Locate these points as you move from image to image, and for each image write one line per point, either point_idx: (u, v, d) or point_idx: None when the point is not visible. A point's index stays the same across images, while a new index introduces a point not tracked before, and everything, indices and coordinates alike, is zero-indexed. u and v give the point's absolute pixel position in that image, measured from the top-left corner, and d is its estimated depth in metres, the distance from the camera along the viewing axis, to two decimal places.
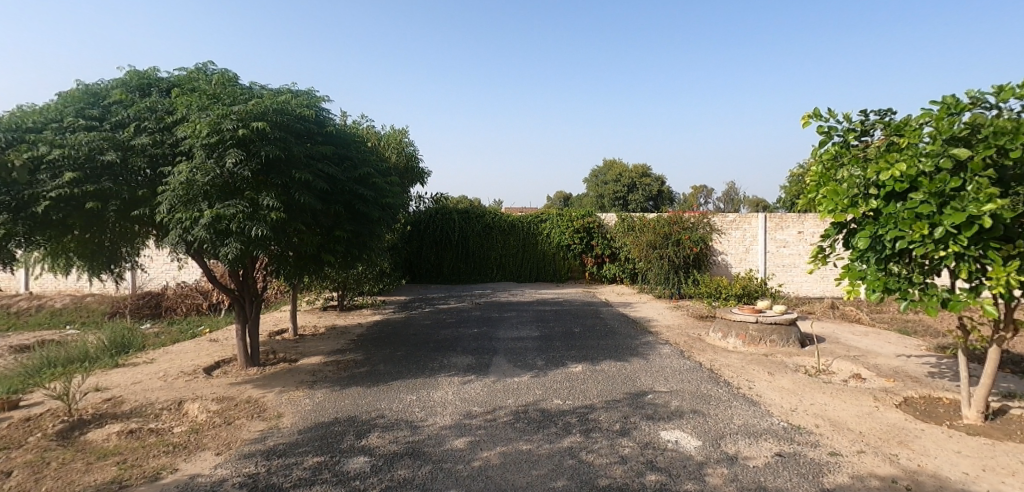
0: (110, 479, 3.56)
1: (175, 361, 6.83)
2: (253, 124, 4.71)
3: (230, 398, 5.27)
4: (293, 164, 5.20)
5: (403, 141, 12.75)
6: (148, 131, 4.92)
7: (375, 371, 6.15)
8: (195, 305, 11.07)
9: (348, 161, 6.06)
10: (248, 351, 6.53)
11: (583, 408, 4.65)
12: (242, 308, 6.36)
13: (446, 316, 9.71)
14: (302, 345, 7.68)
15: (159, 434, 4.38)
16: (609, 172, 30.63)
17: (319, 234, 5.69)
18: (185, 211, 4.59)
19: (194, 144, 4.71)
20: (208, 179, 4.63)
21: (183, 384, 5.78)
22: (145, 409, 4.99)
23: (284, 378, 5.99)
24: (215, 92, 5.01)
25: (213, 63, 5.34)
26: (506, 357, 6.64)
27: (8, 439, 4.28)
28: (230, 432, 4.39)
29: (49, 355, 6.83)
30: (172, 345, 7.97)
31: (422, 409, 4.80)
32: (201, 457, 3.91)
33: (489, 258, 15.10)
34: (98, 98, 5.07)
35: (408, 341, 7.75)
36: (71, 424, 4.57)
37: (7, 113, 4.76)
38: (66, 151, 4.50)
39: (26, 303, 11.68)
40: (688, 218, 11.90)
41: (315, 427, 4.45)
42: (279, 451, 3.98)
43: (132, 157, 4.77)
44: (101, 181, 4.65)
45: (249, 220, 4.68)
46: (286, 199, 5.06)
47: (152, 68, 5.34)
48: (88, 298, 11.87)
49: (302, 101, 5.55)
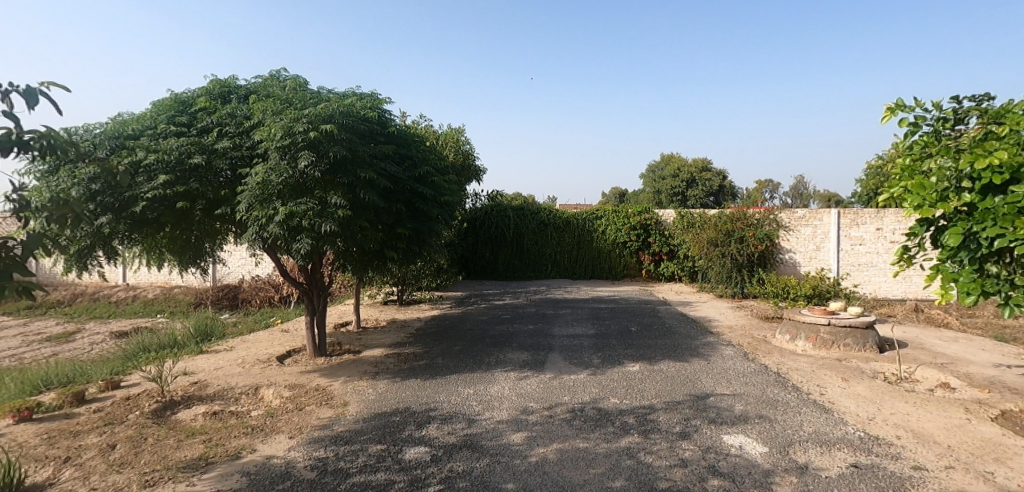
0: (198, 455, 3.87)
1: (251, 350, 7.29)
2: (322, 127, 4.96)
3: (301, 385, 5.57)
4: (358, 164, 5.41)
5: (460, 140, 12.98)
6: (229, 135, 5.30)
7: (434, 364, 6.32)
8: (267, 297, 11.73)
9: (408, 160, 6.23)
10: (316, 342, 6.87)
11: (643, 409, 4.57)
12: (310, 300, 6.71)
13: (501, 312, 9.81)
14: (365, 337, 8.00)
15: (239, 416, 4.71)
16: (668, 167, 29.83)
17: (382, 231, 5.87)
18: (261, 209, 4.90)
19: (269, 147, 5.02)
20: (282, 180, 4.92)
21: (259, 371, 6.18)
22: (226, 393, 5.36)
23: (349, 368, 6.25)
24: (288, 98, 5.33)
25: (285, 69, 5.69)
26: (562, 354, 6.64)
27: (112, 415, 4.75)
28: (301, 417, 4.65)
29: (143, 342, 7.46)
30: (248, 334, 8.53)
31: (479, 402, 4.89)
32: (276, 439, 4.17)
33: (544, 255, 15.12)
34: (186, 106, 5.51)
35: (465, 336, 7.91)
36: (164, 404, 5.00)
37: (111, 122, 5.24)
38: (160, 155, 4.91)
39: (123, 294, 12.87)
40: (753, 214, 11.40)
41: (378, 416, 4.63)
42: (346, 438, 4.18)
43: (216, 159, 5.15)
44: (189, 182, 5.03)
45: (318, 217, 4.92)
46: (351, 197, 5.29)
47: (231, 76, 5.75)
48: (175, 289, 12.90)
49: (366, 103, 5.79)
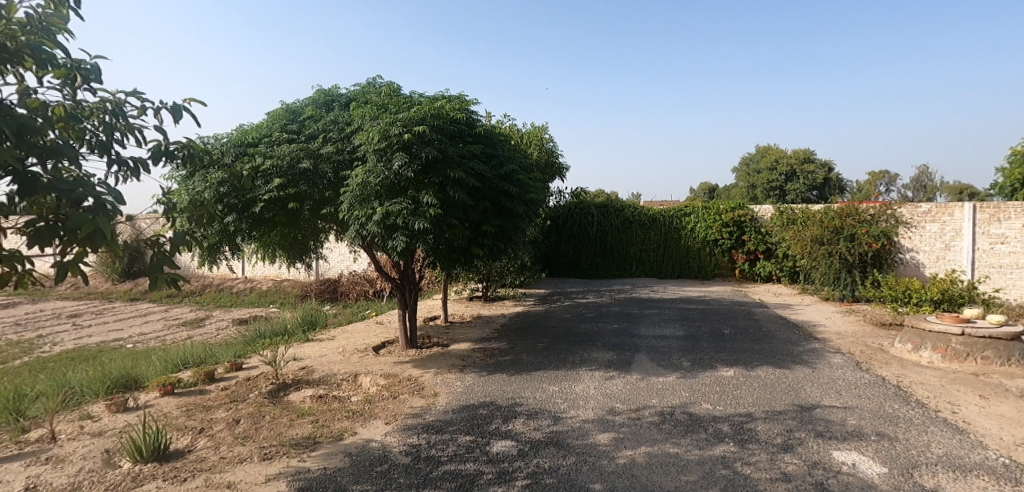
0: (307, 434, 4.22)
1: (350, 340, 7.80)
2: (415, 129, 5.20)
3: (395, 375, 5.88)
4: (448, 164, 5.60)
5: (543, 138, 13.03)
6: (332, 141, 5.71)
7: (519, 360, 6.39)
8: (364, 291, 12.49)
9: (494, 159, 6.34)
10: (408, 334, 7.21)
11: (739, 417, 4.33)
12: (403, 294, 7.06)
13: (586, 311, 9.71)
14: (453, 332, 8.27)
15: (341, 400, 5.07)
16: (764, 160, 27.97)
17: (469, 229, 6.03)
18: (360, 209, 5.22)
19: (368, 150, 5.33)
20: (379, 181, 5.21)
21: (358, 360, 6.60)
22: (329, 378, 5.79)
23: (438, 361, 6.50)
24: (384, 103, 5.63)
25: (381, 76, 6.03)
26: (649, 355, 6.46)
27: (236, 393, 5.30)
28: (396, 405, 4.90)
29: (260, 329, 8.25)
30: (347, 325, 9.13)
31: (565, 400, 4.88)
32: (373, 424, 4.44)
33: (628, 253, 14.78)
34: (296, 115, 6.00)
35: (550, 333, 7.92)
36: (278, 385, 5.49)
37: (235, 132, 5.84)
38: (275, 160, 5.39)
39: (243, 285, 14.31)
40: (866, 210, 10.36)
41: (466, 408, 4.77)
42: (437, 427, 4.35)
43: (321, 163, 5.56)
44: (299, 185, 5.48)
45: (412, 216, 5.15)
46: (442, 196, 5.48)
47: (334, 86, 6.18)
48: (285, 282, 14.13)
49: (454, 104, 5.98)
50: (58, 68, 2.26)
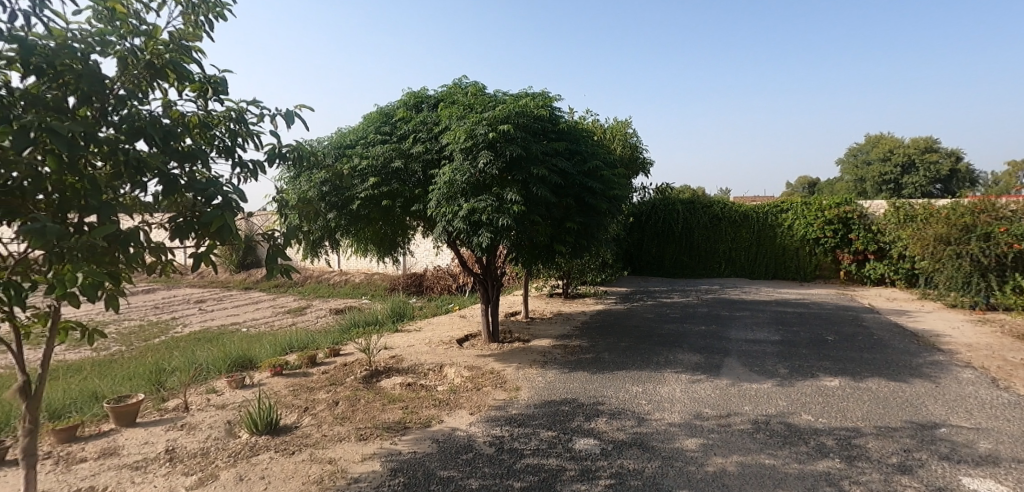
0: (398, 419, 4.45)
1: (435, 332, 8.10)
2: (499, 127, 5.30)
3: (478, 367, 6.02)
4: (532, 161, 5.64)
5: (626, 133, 12.74)
6: (422, 141, 5.95)
7: (601, 359, 6.31)
8: (447, 285, 12.90)
9: (578, 155, 6.30)
10: (490, 329, 7.36)
11: (845, 431, 3.99)
12: (485, 289, 7.21)
13: (671, 311, 9.38)
14: (534, 327, 8.33)
15: (428, 389, 5.28)
16: (876, 150, 25.45)
17: (552, 226, 6.03)
18: (448, 206, 5.39)
19: (455, 149, 5.49)
20: (466, 179, 5.35)
21: (443, 351, 6.84)
22: (417, 367, 6.05)
23: (520, 356, 6.58)
24: (470, 103, 5.78)
25: (467, 77, 6.19)
26: (741, 359, 6.12)
27: (334, 377, 5.70)
28: (479, 396, 5.03)
29: (354, 319, 8.79)
30: (433, 318, 9.49)
31: (649, 402, 4.75)
32: (459, 414, 4.58)
33: (717, 251, 14.06)
34: (388, 117, 6.31)
35: (632, 332, 7.74)
36: (371, 372, 5.83)
37: (334, 134, 6.26)
38: (370, 161, 5.72)
39: (338, 277, 15.31)
40: (1004, 206, 9.09)
41: (548, 404, 4.79)
42: (519, 421, 4.41)
43: (411, 162, 5.81)
44: (391, 183, 5.77)
45: (496, 213, 5.24)
46: (525, 194, 5.53)
47: (423, 88, 6.42)
48: (375, 275, 14.94)
49: (537, 102, 6.01)
50: (194, 82, 2.58)
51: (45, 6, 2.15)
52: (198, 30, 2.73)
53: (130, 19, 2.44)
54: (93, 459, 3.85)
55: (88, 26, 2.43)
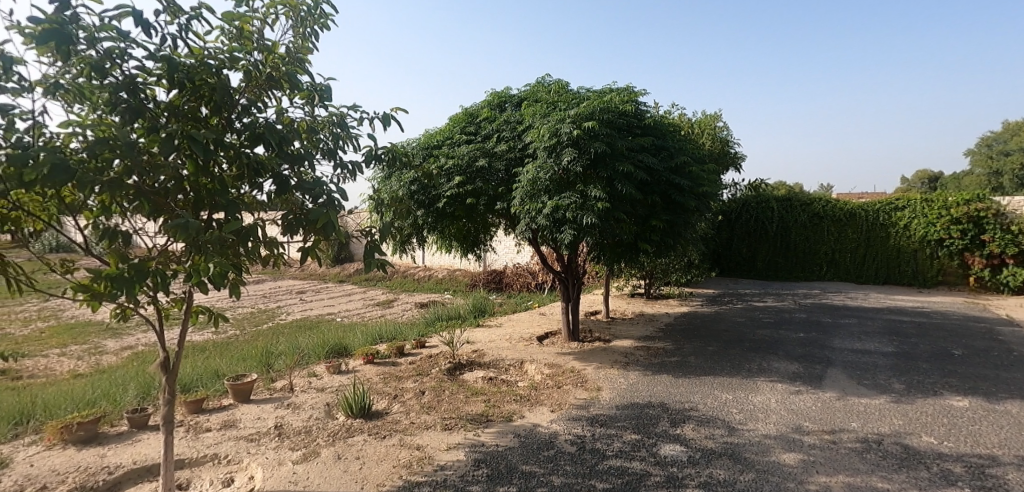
0: (481, 412, 4.56)
1: (516, 328, 8.20)
2: (584, 124, 5.25)
3: (559, 365, 6.02)
4: (616, 157, 5.54)
5: (715, 127, 12.15)
6: (505, 140, 6.05)
7: (687, 362, 6.08)
8: (526, 283, 13.00)
9: (664, 150, 6.11)
10: (570, 327, 7.32)
11: (976, 458, 3.55)
12: (565, 287, 7.18)
13: (765, 315, 8.82)
14: (615, 327, 8.18)
15: (509, 384, 5.37)
16: (1014, 140, 22.38)
17: (637, 224, 5.88)
18: (531, 203, 5.41)
19: (538, 147, 5.51)
20: (549, 176, 5.36)
21: (523, 348, 6.91)
22: (498, 362, 6.16)
23: (601, 355, 6.49)
24: (554, 101, 5.80)
25: (550, 75, 6.22)
26: (845, 371, 5.63)
27: (420, 368, 5.95)
28: (560, 394, 5.03)
29: (437, 313, 9.12)
30: (513, 314, 9.61)
31: (741, 411, 4.51)
32: (539, 410, 4.61)
33: (818, 253, 13.03)
34: (473, 117, 6.48)
35: (721, 336, 7.38)
36: (455, 364, 6.02)
37: (422, 136, 6.52)
38: (456, 161, 5.89)
39: (423, 272, 15.93)
40: None
41: (632, 406, 4.69)
42: (601, 421, 4.36)
43: (495, 161, 5.91)
44: (476, 182, 5.89)
45: (580, 210, 5.19)
46: (610, 191, 5.44)
47: (506, 87, 6.53)
48: (458, 271, 15.38)
49: (622, 97, 5.90)
50: (303, 90, 2.81)
51: (187, 28, 2.44)
52: (307, 43, 2.96)
53: (253, 36, 2.72)
54: (215, 430, 4.31)
55: (219, 44, 2.72)
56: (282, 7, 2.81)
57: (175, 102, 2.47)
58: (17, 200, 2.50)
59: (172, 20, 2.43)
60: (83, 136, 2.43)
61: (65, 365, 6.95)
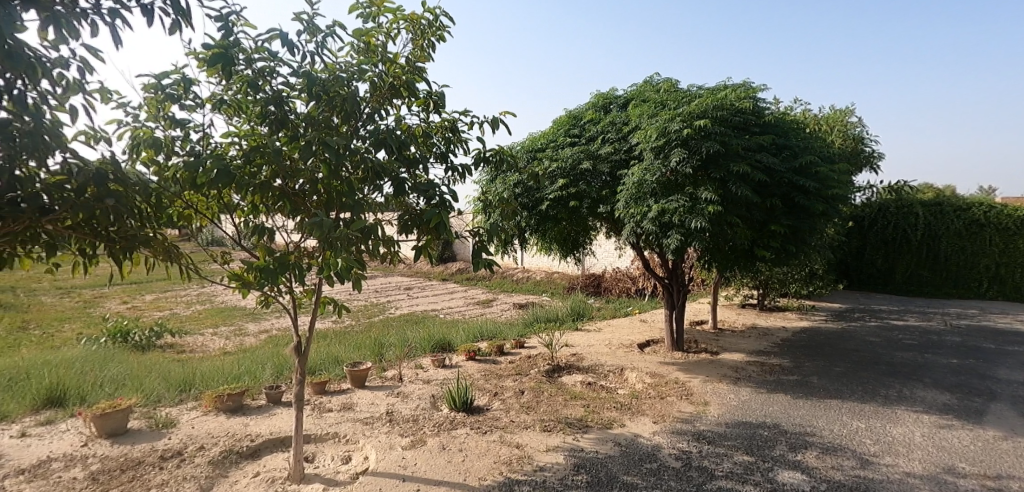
0: (580, 416, 4.52)
1: (616, 334, 8.03)
2: (697, 123, 4.99)
3: (662, 375, 5.79)
4: (731, 158, 5.21)
5: (847, 123, 11.00)
6: (610, 141, 5.95)
7: (808, 383, 5.55)
8: (626, 288, 12.68)
9: (786, 149, 5.66)
10: (675, 336, 7.00)
11: None
12: (670, 295, 6.88)
13: (904, 336, 7.80)
14: (724, 339, 7.69)
15: (609, 390, 5.27)
16: None
17: (753, 229, 5.48)
18: (636, 206, 5.24)
19: (645, 148, 5.33)
20: (656, 178, 5.16)
21: (624, 354, 6.73)
22: (598, 368, 6.06)
23: (708, 368, 6.14)
24: (663, 100, 5.60)
25: (658, 73, 6.04)
26: (1012, 407, 4.80)
27: (520, 368, 6.03)
28: (663, 405, 4.84)
29: (536, 314, 9.20)
30: (612, 320, 9.41)
31: (876, 442, 4.02)
32: (641, 420, 4.47)
33: (975, 267, 11.38)
34: (578, 119, 6.46)
35: (849, 357, 6.64)
36: (553, 366, 6.02)
37: (527, 139, 6.62)
38: (560, 163, 5.88)
39: (521, 273, 16.15)
40: None
41: (744, 425, 4.38)
42: (710, 438, 4.12)
43: (599, 163, 5.84)
44: (579, 184, 5.83)
45: (689, 213, 4.94)
46: (723, 193, 5.13)
47: (612, 88, 6.43)
48: (556, 274, 15.39)
49: (739, 94, 5.54)
50: (420, 98, 2.98)
51: (324, 45, 2.69)
52: (424, 53, 3.13)
53: (378, 50, 2.92)
54: (335, 410, 4.70)
55: (348, 59, 2.96)
56: (403, 22, 3.00)
57: (312, 112, 2.74)
58: (188, 200, 2.92)
59: (312, 39, 2.69)
60: (238, 144, 2.78)
61: (216, 344, 7.98)
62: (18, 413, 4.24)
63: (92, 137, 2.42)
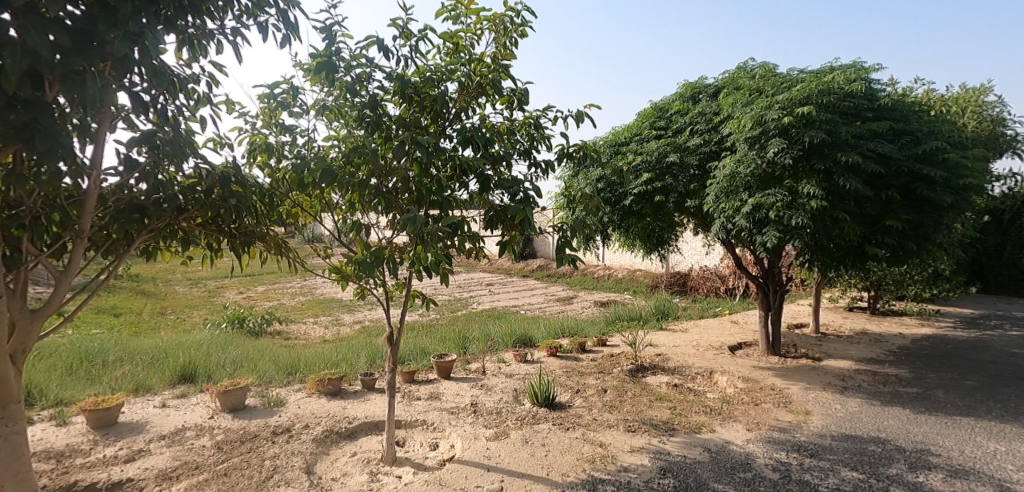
0: (666, 419, 4.38)
1: (704, 335, 7.68)
2: (798, 110, 4.63)
3: (756, 380, 5.46)
4: (839, 147, 4.78)
5: (982, 103, 9.73)
6: (700, 133, 5.69)
7: (930, 396, 4.98)
8: (714, 287, 12.09)
9: (906, 135, 5.10)
10: (770, 340, 6.57)
11: None
12: (765, 296, 6.46)
13: None
14: (827, 345, 7.10)
15: (697, 393, 5.06)
16: None
17: (863, 224, 5.00)
18: (728, 201, 4.96)
19: (739, 139, 5.03)
20: (750, 171, 4.85)
21: (713, 357, 6.43)
22: (685, 369, 5.84)
23: (809, 375, 5.70)
24: (759, 86, 5.26)
25: (754, 58, 5.69)
26: None
27: (602, 366, 5.96)
28: (758, 412, 4.56)
29: (619, 312, 9.02)
30: (700, 320, 9.01)
31: (1018, 468, 3.53)
32: (734, 427, 4.24)
33: None
34: (664, 111, 6.25)
35: (982, 369, 5.88)
36: (637, 366, 5.88)
37: (610, 133, 6.50)
38: (645, 157, 5.71)
39: (603, 271, 15.90)
40: None
41: (852, 439, 4.02)
42: (811, 450, 3.83)
43: (687, 156, 5.60)
44: (665, 179, 5.63)
45: (788, 209, 4.60)
46: (828, 186, 4.73)
47: (701, 77, 6.15)
48: (639, 272, 15.00)
49: (849, 76, 5.07)
50: (505, 96, 3.02)
51: (416, 49, 2.81)
52: (509, 51, 3.17)
53: (466, 50, 3.00)
54: (423, 399, 4.91)
55: (437, 60, 3.06)
56: (489, 21, 3.05)
57: (403, 114, 2.87)
58: (294, 199, 3.18)
59: (405, 43, 2.81)
60: (338, 146, 2.97)
61: (317, 332, 8.63)
62: (159, 386, 4.86)
63: (218, 143, 2.71)
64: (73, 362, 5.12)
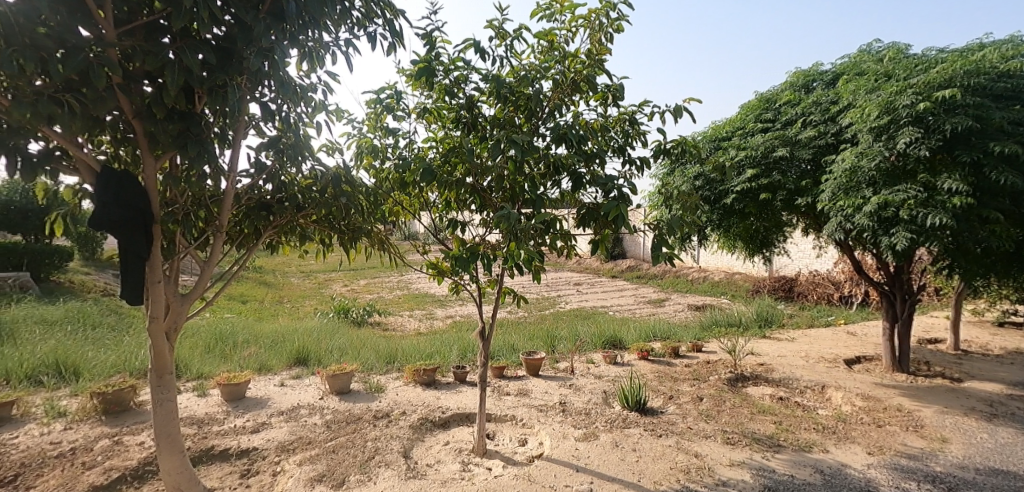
0: (770, 434, 4.08)
1: (814, 345, 7.06)
2: (936, 94, 4.10)
3: (878, 399, 4.91)
4: (990, 136, 4.17)
5: None
6: (814, 124, 5.22)
7: None
8: (826, 294, 11.06)
9: None
10: (897, 355, 5.88)
11: None
12: (892, 305, 5.78)
13: None
14: (969, 364, 6.22)
15: (807, 409, 4.66)
16: None
17: (1019, 225, 4.32)
18: (847, 198, 4.49)
19: (861, 131, 4.55)
20: (875, 164, 4.36)
21: (826, 370, 5.89)
22: (793, 382, 5.40)
23: (945, 397, 5.03)
24: (888, 71, 4.72)
25: (880, 40, 5.13)
26: None
27: (698, 373, 5.68)
28: (881, 435, 4.10)
29: (717, 316, 8.55)
30: (809, 329, 8.30)
31: None
32: (851, 448, 3.86)
33: None
34: (771, 102, 5.82)
35: None
36: (738, 375, 5.54)
37: (710, 128, 6.16)
38: (749, 151, 5.34)
39: (698, 273, 15.16)
40: None
41: (1002, 474, 3.50)
42: (949, 483, 3.38)
43: (799, 150, 5.16)
44: (772, 175, 5.22)
45: (923, 206, 4.08)
46: (975, 181, 4.13)
47: (816, 63, 5.64)
48: (738, 275, 14.12)
49: (1003, 53, 4.40)
50: (600, 92, 2.97)
51: (510, 49, 2.84)
52: (605, 45, 3.11)
53: (561, 46, 2.98)
54: (513, 395, 4.98)
55: (532, 59, 3.07)
56: (586, 16, 3.01)
57: (498, 114, 2.93)
58: (395, 198, 3.34)
59: (501, 43, 2.86)
60: (436, 147, 3.09)
61: (412, 325, 9.05)
62: (279, 367, 5.36)
63: (331, 149, 2.93)
64: (210, 341, 5.80)
